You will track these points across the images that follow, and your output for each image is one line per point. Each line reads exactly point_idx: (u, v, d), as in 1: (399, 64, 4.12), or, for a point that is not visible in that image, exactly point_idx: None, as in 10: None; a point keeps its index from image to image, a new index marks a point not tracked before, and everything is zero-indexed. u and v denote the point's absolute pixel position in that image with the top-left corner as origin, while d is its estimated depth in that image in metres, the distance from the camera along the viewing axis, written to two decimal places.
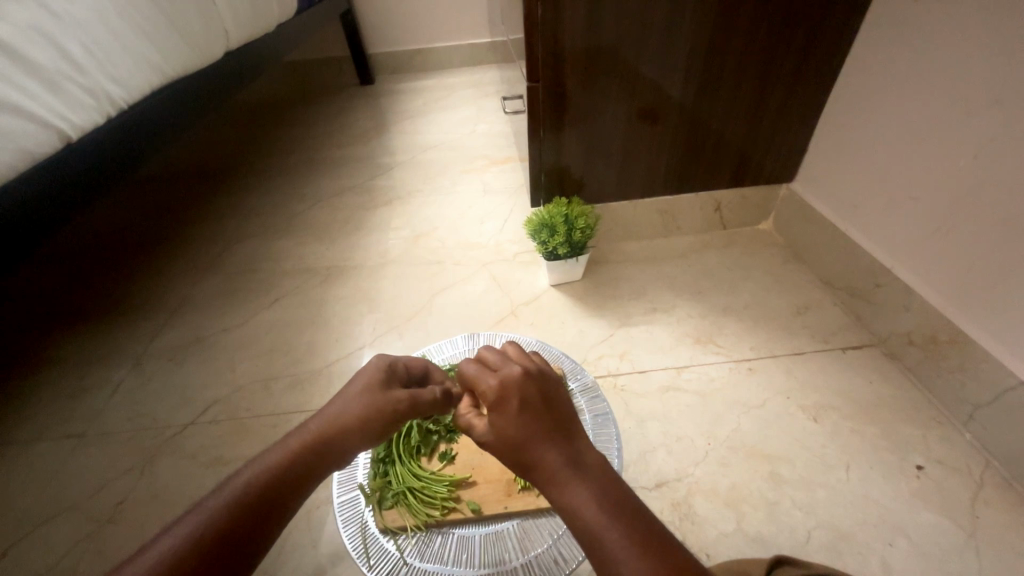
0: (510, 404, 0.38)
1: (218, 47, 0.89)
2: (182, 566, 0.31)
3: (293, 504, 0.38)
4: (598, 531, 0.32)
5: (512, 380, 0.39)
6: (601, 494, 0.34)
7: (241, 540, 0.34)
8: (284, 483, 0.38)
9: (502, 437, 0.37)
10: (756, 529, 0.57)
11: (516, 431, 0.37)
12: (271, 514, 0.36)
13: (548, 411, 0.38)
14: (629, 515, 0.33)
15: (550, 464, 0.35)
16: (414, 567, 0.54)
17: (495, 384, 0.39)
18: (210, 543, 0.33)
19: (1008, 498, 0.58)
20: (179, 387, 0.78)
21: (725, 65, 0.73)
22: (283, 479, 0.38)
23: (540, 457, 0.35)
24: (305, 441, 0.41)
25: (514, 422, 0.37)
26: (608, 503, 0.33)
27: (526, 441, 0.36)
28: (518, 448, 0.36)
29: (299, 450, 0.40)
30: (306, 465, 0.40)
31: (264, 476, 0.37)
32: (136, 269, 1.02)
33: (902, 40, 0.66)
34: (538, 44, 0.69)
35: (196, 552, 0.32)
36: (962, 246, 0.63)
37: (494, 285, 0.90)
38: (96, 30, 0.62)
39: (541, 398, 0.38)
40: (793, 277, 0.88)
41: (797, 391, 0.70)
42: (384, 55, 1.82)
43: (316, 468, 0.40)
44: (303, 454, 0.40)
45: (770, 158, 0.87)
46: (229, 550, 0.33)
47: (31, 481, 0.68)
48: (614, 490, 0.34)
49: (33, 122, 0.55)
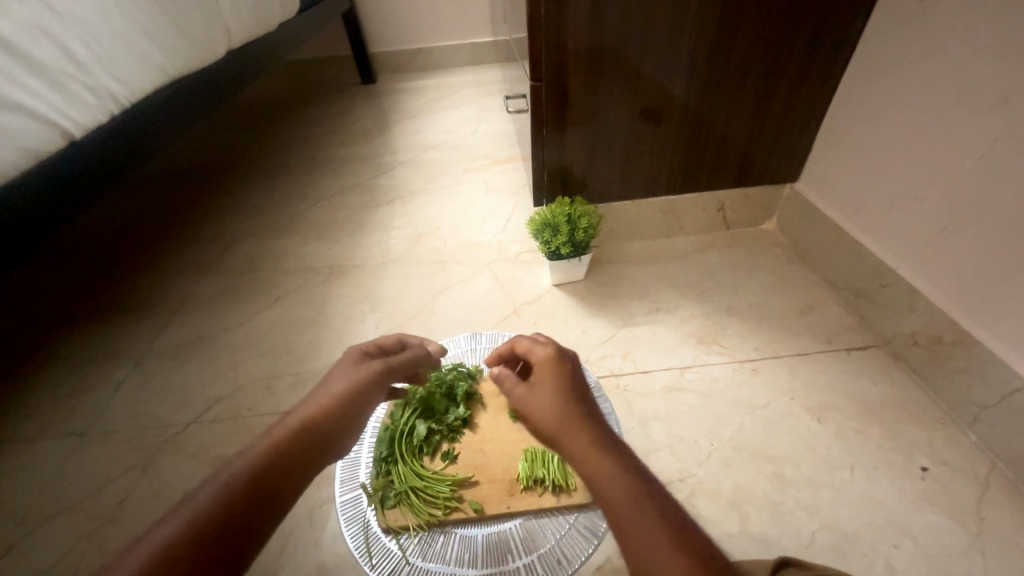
0: (557, 371, 0.43)
1: (220, 45, 0.89)
2: (184, 556, 0.31)
3: (289, 486, 0.38)
4: (621, 503, 0.32)
5: (562, 355, 0.45)
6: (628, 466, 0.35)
7: (241, 526, 0.34)
8: (276, 467, 0.38)
9: (541, 398, 0.40)
10: (759, 530, 0.57)
11: (558, 395, 0.40)
12: (269, 498, 0.37)
13: (586, 393, 0.42)
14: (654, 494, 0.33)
15: (582, 434, 0.37)
16: (416, 567, 0.53)
17: (547, 353, 0.45)
18: (210, 533, 0.33)
19: (1014, 500, 0.58)
20: (181, 386, 0.78)
21: (729, 66, 0.73)
22: (272, 467, 0.38)
23: (574, 422, 0.38)
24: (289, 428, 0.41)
25: (558, 386, 0.41)
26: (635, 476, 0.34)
27: (565, 405, 0.39)
28: (554, 409, 0.39)
29: (285, 437, 0.40)
30: (296, 449, 0.40)
31: (257, 462, 0.38)
32: (138, 268, 1.02)
33: (907, 40, 0.66)
34: (542, 43, 0.69)
35: (196, 541, 0.32)
36: (967, 247, 0.63)
37: (496, 284, 0.90)
38: (99, 27, 0.62)
39: (583, 378, 0.43)
40: (796, 277, 0.87)
41: (800, 392, 0.70)
42: (386, 54, 1.82)
43: (310, 452, 0.41)
44: (291, 441, 0.40)
45: (774, 158, 0.87)
46: (230, 537, 0.34)
47: (33, 479, 0.68)
48: (640, 470, 0.35)
49: (34, 120, 0.55)
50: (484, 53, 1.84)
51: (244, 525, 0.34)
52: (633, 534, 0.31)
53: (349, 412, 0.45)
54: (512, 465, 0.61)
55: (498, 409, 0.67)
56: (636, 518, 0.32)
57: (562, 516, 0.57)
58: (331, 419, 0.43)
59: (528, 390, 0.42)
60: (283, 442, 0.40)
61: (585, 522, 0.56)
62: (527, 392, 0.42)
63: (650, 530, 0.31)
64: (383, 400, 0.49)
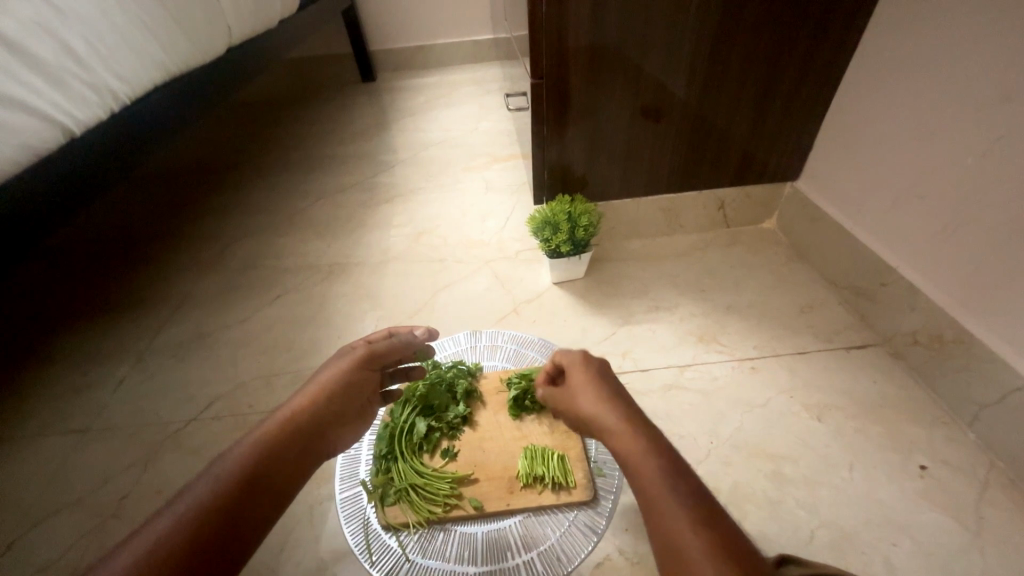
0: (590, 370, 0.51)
1: (220, 42, 0.89)
2: (180, 539, 0.35)
3: (276, 477, 0.43)
4: (643, 472, 0.39)
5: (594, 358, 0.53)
6: (650, 443, 0.41)
7: (231, 514, 0.38)
8: (264, 462, 0.43)
9: (580, 393, 0.49)
10: (758, 528, 0.57)
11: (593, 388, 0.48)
12: (257, 488, 0.41)
13: (618, 387, 0.49)
14: (673, 465, 0.39)
15: (614, 419, 0.45)
16: (416, 564, 0.54)
17: (581, 357, 0.53)
18: (202, 520, 0.37)
19: (1013, 499, 0.58)
20: (181, 383, 0.78)
21: (730, 62, 0.73)
22: (261, 462, 0.43)
23: (606, 408, 0.46)
24: (276, 427, 0.46)
25: (589, 382, 0.49)
26: (655, 450, 0.40)
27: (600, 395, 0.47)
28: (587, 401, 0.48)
29: (271, 435, 0.45)
30: (283, 446, 0.45)
31: (249, 456, 0.42)
32: (138, 265, 1.02)
33: (908, 38, 0.66)
34: (542, 39, 0.69)
35: (191, 527, 0.36)
36: (969, 245, 0.62)
37: (496, 282, 0.90)
38: (100, 25, 0.62)
39: (613, 375, 0.51)
40: (796, 276, 0.87)
41: (800, 391, 0.70)
42: (386, 52, 1.82)
43: (294, 449, 0.45)
44: (278, 439, 0.45)
45: (774, 156, 0.86)
46: (223, 523, 0.38)
47: (33, 476, 0.68)
48: (661, 447, 0.41)
49: (36, 117, 0.55)
50: (484, 52, 1.84)
51: (238, 515, 0.39)
52: (653, 498, 0.37)
53: (329, 411, 0.50)
54: (512, 463, 0.61)
55: (498, 406, 0.67)
56: (656, 487, 0.38)
57: (561, 513, 0.57)
58: (315, 418, 0.49)
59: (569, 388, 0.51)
60: (270, 442, 0.44)
61: (584, 519, 0.57)
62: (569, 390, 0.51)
63: (666, 494, 0.37)
64: (363, 390, 0.54)
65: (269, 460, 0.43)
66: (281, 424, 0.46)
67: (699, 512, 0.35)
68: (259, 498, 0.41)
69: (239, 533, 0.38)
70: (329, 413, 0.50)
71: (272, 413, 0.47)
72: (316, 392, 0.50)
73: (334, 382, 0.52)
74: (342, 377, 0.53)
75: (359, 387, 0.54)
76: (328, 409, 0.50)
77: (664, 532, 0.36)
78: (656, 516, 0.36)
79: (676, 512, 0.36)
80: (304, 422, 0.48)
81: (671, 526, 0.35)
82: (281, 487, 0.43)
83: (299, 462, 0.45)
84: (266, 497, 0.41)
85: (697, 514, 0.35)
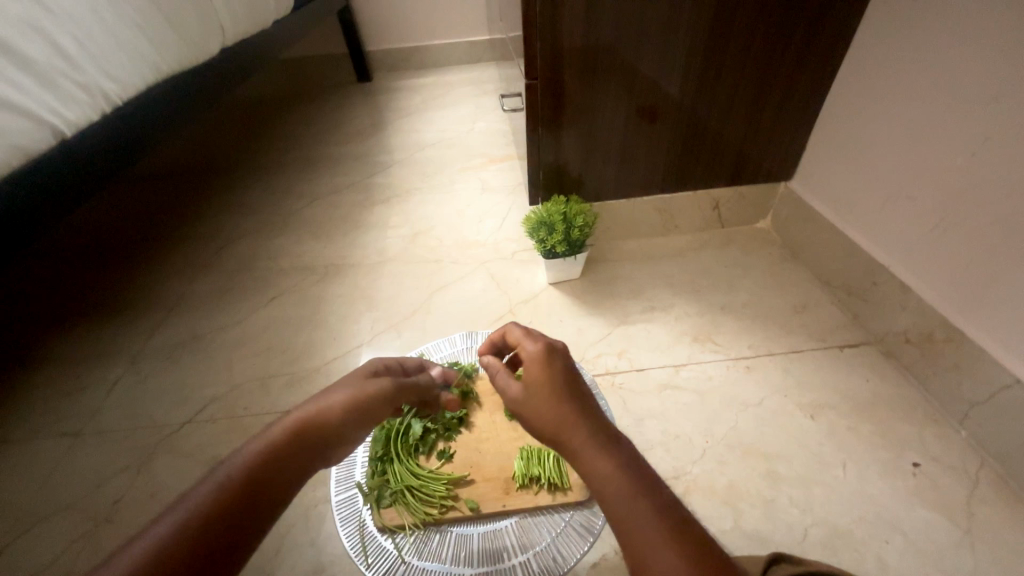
0: (550, 367, 0.43)
1: (213, 43, 0.89)
2: (169, 557, 0.31)
3: (278, 497, 0.38)
4: (620, 496, 0.34)
5: (556, 350, 0.44)
6: (624, 461, 0.36)
7: (226, 531, 0.34)
8: (268, 475, 0.38)
9: (538, 398, 0.41)
10: (753, 527, 0.57)
11: (551, 393, 0.41)
12: (254, 505, 0.36)
13: (584, 388, 0.42)
14: (646, 483, 0.35)
15: (582, 429, 0.38)
16: (412, 566, 0.53)
17: (539, 349, 0.45)
18: (196, 535, 0.33)
19: (1003, 496, 0.59)
20: (174, 385, 0.78)
21: (724, 64, 0.73)
22: (267, 476, 0.38)
23: (568, 412, 0.39)
24: (289, 430, 0.41)
25: (549, 379, 0.42)
26: (629, 469, 0.36)
27: (560, 404, 0.40)
28: (547, 406, 0.40)
29: (283, 445, 0.39)
30: (289, 460, 0.39)
31: (252, 467, 0.37)
32: (131, 267, 1.01)
33: (899, 41, 0.66)
34: (537, 39, 0.69)
35: (186, 542, 0.32)
36: (959, 246, 0.63)
37: (491, 283, 0.90)
38: (91, 25, 0.62)
39: (577, 373, 0.43)
40: (790, 275, 0.88)
41: (795, 389, 0.70)
42: (380, 52, 1.82)
43: (300, 463, 0.40)
44: (291, 444, 0.40)
45: (768, 158, 0.87)
46: (214, 541, 0.33)
47: (24, 480, 0.68)
48: (633, 461, 0.37)
49: (25, 118, 0.55)
50: (479, 52, 1.84)
51: (234, 532, 0.34)
52: (629, 525, 0.33)
53: (354, 420, 0.44)
54: (508, 464, 0.61)
55: (494, 407, 0.67)
56: (631, 511, 0.33)
57: (557, 515, 0.57)
58: (335, 426, 0.43)
59: (523, 390, 0.43)
60: (280, 452, 0.39)
61: (580, 520, 0.56)
62: (524, 392, 0.42)
63: (642, 517, 0.33)
64: (387, 412, 0.47)
65: (276, 475, 0.38)
66: (294, 433, 0.41)
67: (681, 536, 0.32)
68: (257, 516, 0.36)
69: (237, 546, 0.34)
70: (353, 424, 0.44)
71: (287, 413, 0.41)
72: (346, 397, 0.44)
73: (363, 388, 0.45)
74: (374, 384, 0.46)
75: (381, 410, 0.46)
76: (354, 418, 0.44)
77: (643, 562, 0.32)
78: (629, 540, 0.33)
79: (652, 535, 0.32)
80: (322, 427, 0.42)
81: (646, 554, 0.32)
82: (280, 505, 0.38)
83: (308, 472, 0.40)
84: (265, 513, 0.36)
85: (678, 539, 0.32)
